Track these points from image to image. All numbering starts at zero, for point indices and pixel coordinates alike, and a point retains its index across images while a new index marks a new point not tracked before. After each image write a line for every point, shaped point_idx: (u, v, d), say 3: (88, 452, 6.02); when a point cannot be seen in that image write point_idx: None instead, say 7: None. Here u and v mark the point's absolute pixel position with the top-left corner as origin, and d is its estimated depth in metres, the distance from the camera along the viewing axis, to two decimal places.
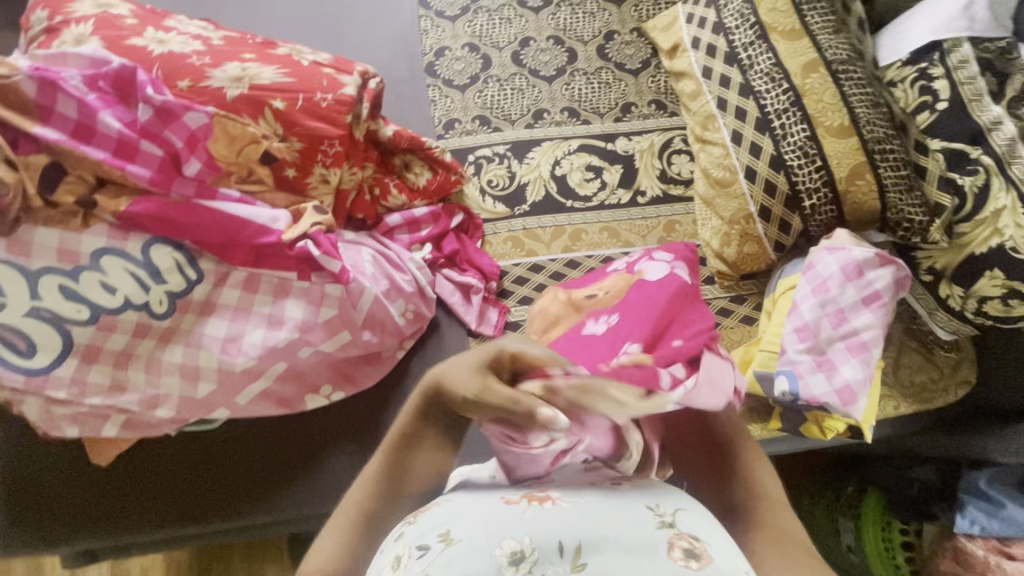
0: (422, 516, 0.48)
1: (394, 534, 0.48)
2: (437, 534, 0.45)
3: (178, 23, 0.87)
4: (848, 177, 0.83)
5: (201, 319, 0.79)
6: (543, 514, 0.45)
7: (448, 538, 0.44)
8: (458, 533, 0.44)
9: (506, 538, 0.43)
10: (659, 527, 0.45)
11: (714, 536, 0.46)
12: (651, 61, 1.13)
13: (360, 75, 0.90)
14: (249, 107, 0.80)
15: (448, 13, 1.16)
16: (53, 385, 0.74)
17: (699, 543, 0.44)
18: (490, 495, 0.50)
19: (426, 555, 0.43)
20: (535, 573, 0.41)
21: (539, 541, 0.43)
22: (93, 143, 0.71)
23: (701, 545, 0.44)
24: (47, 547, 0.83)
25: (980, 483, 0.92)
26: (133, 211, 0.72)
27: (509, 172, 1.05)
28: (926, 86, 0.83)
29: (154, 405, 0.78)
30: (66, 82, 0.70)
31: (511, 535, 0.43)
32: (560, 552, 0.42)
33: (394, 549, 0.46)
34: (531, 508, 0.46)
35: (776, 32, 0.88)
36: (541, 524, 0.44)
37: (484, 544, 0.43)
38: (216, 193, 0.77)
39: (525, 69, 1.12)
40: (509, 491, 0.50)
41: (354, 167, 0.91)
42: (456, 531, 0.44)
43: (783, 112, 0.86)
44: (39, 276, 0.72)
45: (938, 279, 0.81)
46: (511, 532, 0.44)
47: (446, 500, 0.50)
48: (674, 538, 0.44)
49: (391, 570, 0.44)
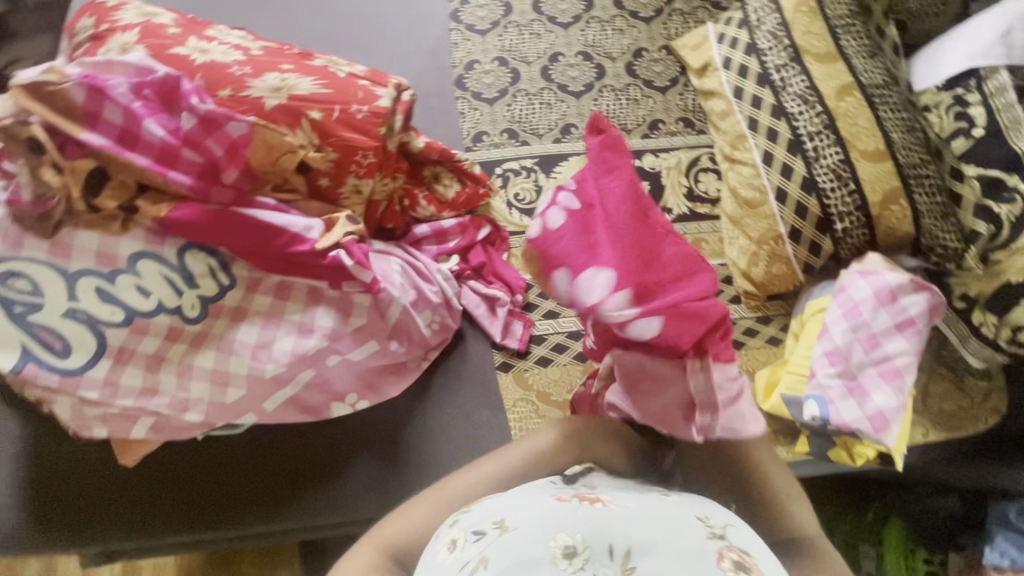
0: (476, 506, 0.53)
1: (450, 520, 0.52)
2: (493, 521, 0.49)
3: (218, 33, 0.88)
4: (882, 203, 0.83)
5: (233, 325, 0.80)
6: (594, 514, 0.49)
7: (503, 525, 0.48)
8: (514, 522, 0.48)
9: (560, 532, 0.47)
10: (710, 537, 0.49)
11: (756, 552, 0.49)
12: (679, 79, 1.13)
13: (395, 88, 0.91)
14: (287, 116, 0.81)
15: (478, 27, 1.18)
16: (86, 386, 0.75)
17: (746, 556, 0.48)
18: (543, 491, 0.53)
19: (483, 539, 0.47)
20: (587, 570, 0.44)
21: (591, 541, 0.47)
22: (137, 150, 0.72)
23: (750, 560, 0.48)
24: (72, 546, 0.84)
25: (1009, 514, 0.91)
26: (173, 216, 0.74)
27: (536, 186, 1.05)
28: (961, 112, 0.81)
29: (182, 409, 0.78)
30: (114, 89, 0.70)
31: (565, 531, 0.47)
32: (611, 554, 0.46)
33: (450, 533, 0.50)
34: (584, 507, 0.50)
35: (811, 55, 0.89)
36: (594, 525, 0.48)
37: (540, 535, 0.47)
38: (253, 201, 0.77)
39: (553, 84, 1.13)
40: (561, 489, 0.54)
41: (386, 179, 0.91)
42: (512, 519, 0.48)
43: (816, 134, 0.86)
44: (78, 277, 0.73)
45: (972, 305, 0.81)
46: (565, 527, 0.47)
47: (500, 494, 0.54)
48: (725, 549, 0.48)
49: (448, 550, 0.48)
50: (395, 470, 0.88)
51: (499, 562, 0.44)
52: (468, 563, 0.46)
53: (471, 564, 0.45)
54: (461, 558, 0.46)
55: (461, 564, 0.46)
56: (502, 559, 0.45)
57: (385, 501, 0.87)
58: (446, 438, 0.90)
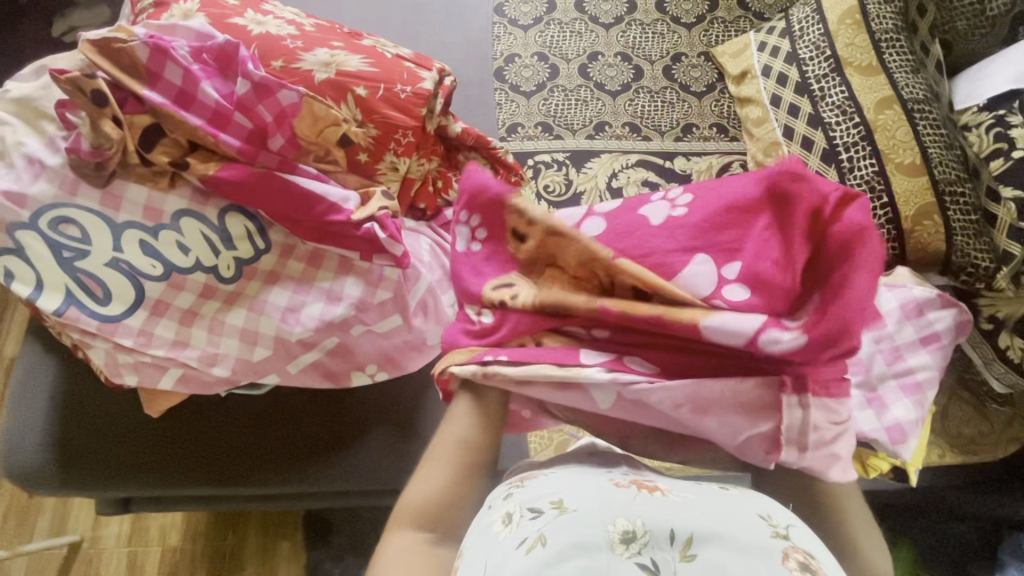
0: (530, 482, 0.55)
1: (503, 494, 0.54)
2: (550, 500, 0.51)
3: (275, 8, 0.91)
4: (915, 217, 0.83)
5: (265, 287, 0.82)
6: (652, 502, 0.50)
7: (561, 506, 0.50)
8: (572, 504, 0.50)
9: (619, 517, 0.48)
10: (774, 536, 0.48)
11: (821, 555, 0.48)
12: (717, 85, 1.14)
13: (438, 72, 0.93)
14: (333, 91, 0.84)
15: (521, 22, 1.20)
16: (122, 333, 0.78)
17: (811, 559, 0.47)
18: (598, 477, 0.55)
19: (540, 517, 0.49)
20: (644, 554, 0.46)
21: (650, 526, 0.47)
22: (192, 111, 0.75)
23: (815, 563, 0.46)
24: (97, 488, 0.87)
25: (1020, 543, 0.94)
26: (219, 176, 0.76)
27: (566, 180, 1.07)
28: (1002, 133, 0.81)
29: (211, 363, 0.81)
30: (176, 51, 0.75)
31: (624, 516, 0.48)
32: (671, 539, 0.47)
33: (505, 506, 0.52)
34: (642, 495, 0.51)
35: (851, 67, 0.89)
36: (653, 512, 0.49)
37: (598, 518, 0.48)
38: (296, 167, 0.80)
39: (591, 81, 1.15)
40: (617, 476, 0.55)
41: (423, 159, 0.93)
42: (570, 501, 0.50)
43: (852, 145, 0.87)
44: (124, 229, 0.76)
45: (999, 328, 0.81)
46: (624, 513, 0.48)
47: (554, 474, 0.56)
48: (790, 549, 0.47)
49: (502, 524, 0.50)
50: (409, 442, 0.91)
51: (558, 542, 0.46)
52: (524, 539, 0.47)
53: (529, 542, 0.47)
54: (518, 534, 0.48)
55: (517, 540, 0.48)
56: (561, 537, 0.46)
57: (400, 473, 0.90)
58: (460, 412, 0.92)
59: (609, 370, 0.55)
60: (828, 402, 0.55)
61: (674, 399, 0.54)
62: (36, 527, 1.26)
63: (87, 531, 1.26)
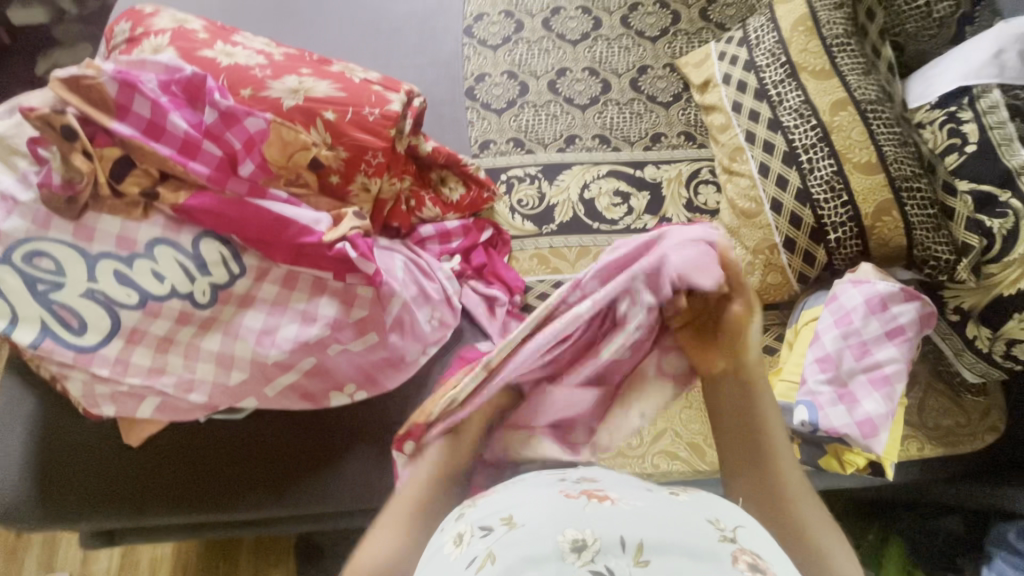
0: (483, 501, 0.55)
1: (456, 515, 0.55)
2: (500, 517, 0.51)
3: (244, 39, 0.94)
4: (875, 214, 0.85)
5: (240, 310, 0.83)
6: (602, 511, 0.49)
7: (510, 521, 0.49)
8: (521, 519, 0.49)
9: (568, 527, 0.47)
10: (721, 540, 0.48)
11: (767, 553, 0.49)
12: (682, 95, 1.17)
13: (406, 94, 0.95)
14: (303, 116, 0.86)
15: (490, 42, 1.23)
16: (98, 363, 0.79)
17: (758, 561, 0.47)
18: (549, 488, 0.54)
19: (490, 534, 0.49)
20: (598, 561, 0.45)
21: (601, 534, 0.47)
22: (161, 141, 0.77)
23: (763, 563, 0.47)
24: (75, 521, 0.87)
25: (1009, 535, 0.89)
26: (190, 206, 0.78)
27: (539, 193, 1.08)
28: (954, 129, 0.84)
29: (188, 389, 0.82)
30: (144, 84, 0.77)
31: (574, 526, 0.47)
32: (621, 547, 0.46)
33: (457, 528, 0.53)
34: (591, 504, 0.50)
35: (806, 72, 0.92)
36: (602, 520, 0.48)
37: (548, 531, 0.47)
38: (266, 192, 0.81)
39: (560, 96, 1.17)
40: (568, 485, 0.54)
41: (394, 179, 0.95)
42: (519, 516, 0.50)
43: (811, 147, 0.89)
44: (98, 260, 0.77)
45: (966, 318, 0.82)
46: (574, 523, 0.48)
47: (505, 490, 0.56)
48: (738, 551, 0.47)
49: (455, 545, 0.51)
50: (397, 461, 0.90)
51: (505, 557, 0.46)
52: (473, 558, 0.47)
53: (478, 560, 0.47)
54: (467, 554, 0.48)
55: (467, 560, 0.48)
56: (510, 554, 0.46)
57: (381, 490, 0.89)
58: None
59: (567, 289, 0.66)
60: (678, 238, 0.63)
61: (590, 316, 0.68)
62: (24, 566, 1.25)
63: (76, 567, 1.25)
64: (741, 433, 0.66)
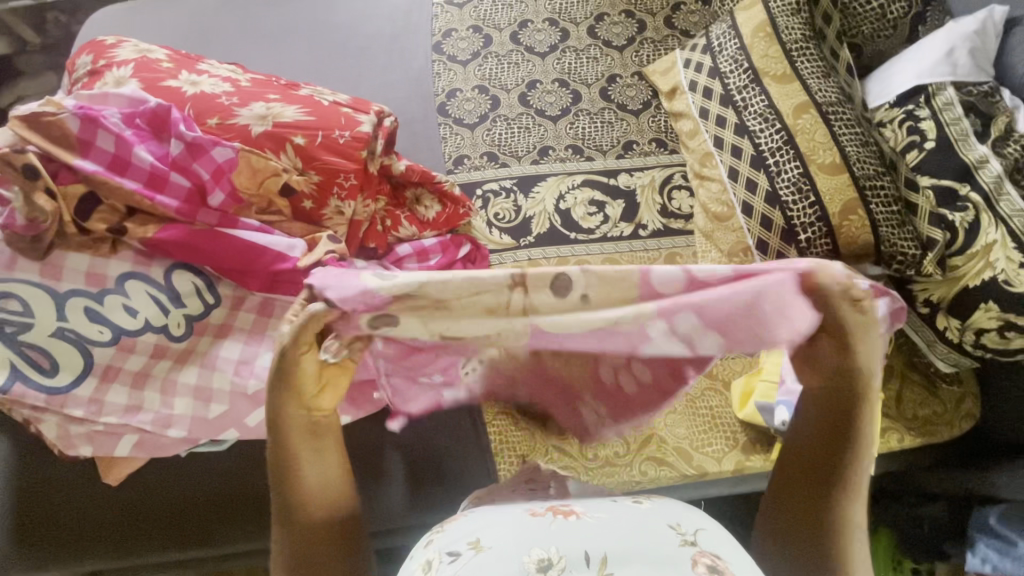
0: (451, 525, 0.56)
1: (424, 542, 0.56)
2: (467, 541, 0.52)
3: (210, 67, 0.93)
4: (842, 213, 0.86)
5: (216, 341, 0.82)
6: (567, 528, 0.51)
7: (477, 545, 0.50)
8: (488, 542, 0.51)
9: (534, 547, 0.49)
10: (682, 544, 0.50)
11: (728, 554, 0.51)
12: (651, 103, 1.18)
13: (376, 114, 0.94)
14: (272, 142, 0.85)
15: (459, 57, 1.23)
16: (72, 404, 0.77)
17: (718, 560, 0.49)
18: (517, 509, 0.56)
19: (457, 560, 0.50)
20: None
21: (565, 551, 0.48)
22: (127, 175, 0.76)
23: (723, 563, 0.49)
24: (63, 566, 0.86)
25: (990, 519, 0.91)
26: (159, 238, 0.77)
27: (515, 207, 1.09)
28: (913, 126, 0.87)
29: (165, 425, 0.80)
30: (107, 119, 0.76)
31: (539, 545, 0.49)
32: (586, 561, 0.47)
33: (425, 554, 0.53)
34: (557, 521, 0.52)
35: (768, 77, 0.94)
36: (567, 537, 0.50)
37: (514, 552, 0.49)
38: (237, 221, 0.81)
39: (531, 109, 1.18)
40: (535, 505, 0.56)
41: (368, 200, 0.94)
42: (486, 539, 0.51)
43: (777, 150, 0.90)
44: (67, 298, 0.75)
45: (935, 311, 0.84)
46: (540, 542, 0.49)
47: (472, 513, 0.57)
48: (697, 555, 0.49)
49: (423, 572, 0.52)
50: (381, 483, 0.87)
51: None
52: None
53: None
54: None
55: None
56: None
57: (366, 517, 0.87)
58: (439, 441, 0.89)
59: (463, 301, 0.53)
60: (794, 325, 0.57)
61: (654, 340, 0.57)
62: None
63: None
64: (810, 466, 0.63)
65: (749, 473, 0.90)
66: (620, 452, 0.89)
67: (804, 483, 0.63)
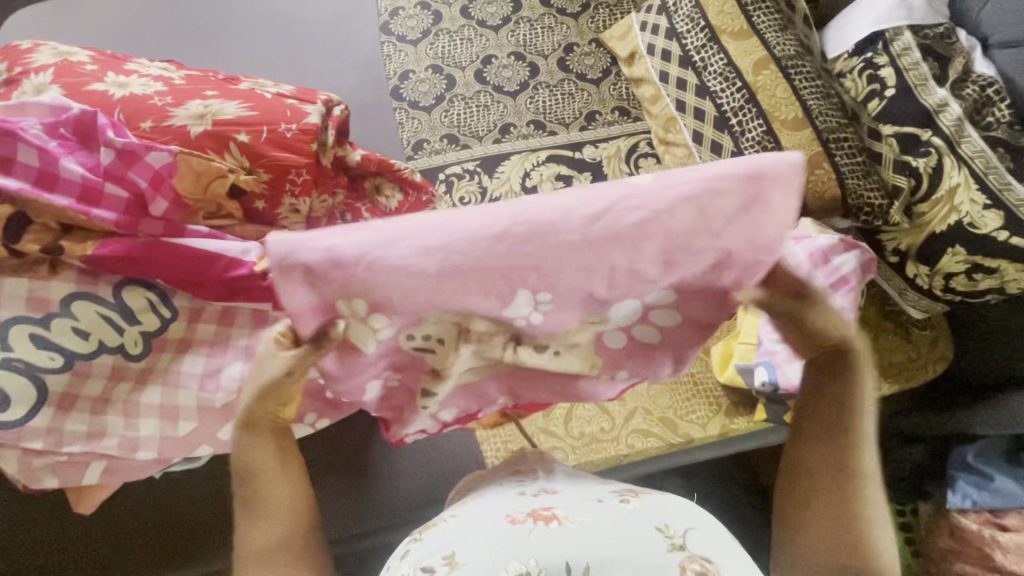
0: (427, 534, 0.55)
1: (401, 552, 0.54)
2: (443, 556, 0.51)
3: (139, 66, 0.87)
4: (809, 167, 0.86)
5: (178, 356, 0.79)
6: (548, 536, 0.50)
7: (452, 561, 0.49)
8: (463, 557, 0.50)
9: (512, 560, 0.48)
10: (670, 549, 0.50)
11: (719, 557, 0.51)
12: (611, 70, 1.15)
13: (324, 104, 0.90)
14: (214, 142, 0.80)
15: (409, 37, 1.18)
16: (28, 438, 0.71)
17: (708, 565, 0.49)
18: (496, 513, 0.54)
19: None
20: None
21: (545, 563, 0.48)
22: (57, 191, 0.70)
23: (711, 566, 0.49)
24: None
25: (967, 457, 0.95)
26: (99, 254, 0.71)
27: (480, 188, 1.05)
28: (873, 75, 0.86)
29: (134, 448, 0.76)
30: (26, 131, 0.70)
31: (517, 559, 0.48)
32: (567, 571, 0.47)
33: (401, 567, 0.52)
34: (537, 529, 0.51)
35: (726, 33, 0.91)
36: (546, 548, 0.49)
37: (491, 570, 0.48)
38: (184, 230, 0.75)
39: (488, 85, 1.14)
40: (514, 509, 0.54)
41: (324, 195, 0.89)
42: (461, 554, 0.50)
43: (739, 109, 0.89)
44: (8, 326, 0.70)
45: (904, 258, 0.85)
46: (517, 555, 0.49)
47: (451, 519, 0.56)
48: (686, 561, 0.49)
49: None
50: (367, 481, 0.86)
51: None
52: None
53: None
54: None
55: None
56: None
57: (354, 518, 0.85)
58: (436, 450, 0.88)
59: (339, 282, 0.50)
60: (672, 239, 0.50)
61: (650, 242, 0.49)
62: None
63: None
64: (835, 447, 0.59)
65: (734, 436, 0.91)
66: (604, 429, 0.90)
67: (813, 458, 0.60)
